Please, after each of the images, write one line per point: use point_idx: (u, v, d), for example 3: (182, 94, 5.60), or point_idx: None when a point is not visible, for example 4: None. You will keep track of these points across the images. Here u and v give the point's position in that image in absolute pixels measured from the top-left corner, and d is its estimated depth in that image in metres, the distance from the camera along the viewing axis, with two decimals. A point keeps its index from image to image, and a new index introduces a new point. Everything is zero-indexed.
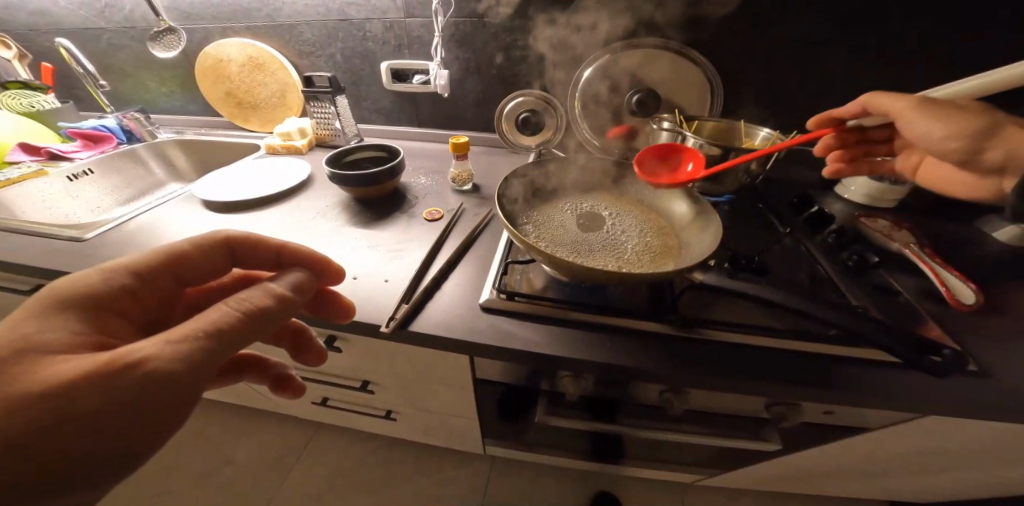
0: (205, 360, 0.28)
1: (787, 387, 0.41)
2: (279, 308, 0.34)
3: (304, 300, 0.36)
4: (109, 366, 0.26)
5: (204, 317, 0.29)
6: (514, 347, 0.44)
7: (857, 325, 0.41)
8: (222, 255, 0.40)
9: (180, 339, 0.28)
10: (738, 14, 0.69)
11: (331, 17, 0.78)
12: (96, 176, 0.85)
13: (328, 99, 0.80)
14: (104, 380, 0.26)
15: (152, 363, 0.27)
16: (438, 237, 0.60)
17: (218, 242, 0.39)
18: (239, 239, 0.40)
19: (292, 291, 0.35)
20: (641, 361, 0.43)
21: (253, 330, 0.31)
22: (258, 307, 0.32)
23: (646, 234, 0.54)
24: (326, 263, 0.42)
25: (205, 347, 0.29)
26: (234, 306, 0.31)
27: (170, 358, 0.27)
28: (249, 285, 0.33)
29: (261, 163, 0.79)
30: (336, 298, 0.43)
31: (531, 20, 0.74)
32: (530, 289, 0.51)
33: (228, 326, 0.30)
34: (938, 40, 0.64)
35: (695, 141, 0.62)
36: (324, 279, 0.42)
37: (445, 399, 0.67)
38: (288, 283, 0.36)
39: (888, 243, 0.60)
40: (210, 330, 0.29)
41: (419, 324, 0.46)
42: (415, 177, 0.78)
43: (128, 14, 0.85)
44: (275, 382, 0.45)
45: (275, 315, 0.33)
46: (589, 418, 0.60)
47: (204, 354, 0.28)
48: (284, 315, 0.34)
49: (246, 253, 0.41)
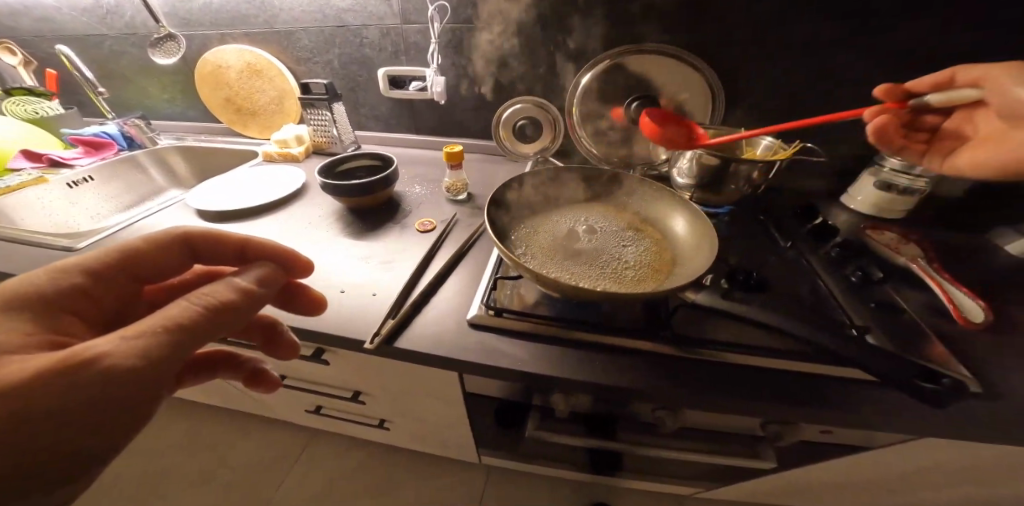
0: (167, 354, 0.28)
1: (782, 407, 0.40)
2: (244, 301, 0.33)
3: (270, 293, 0.36)
4: (63, 363, 0.25)
5: (163, 313, 0.29)
6: (501, 365, 0.43)
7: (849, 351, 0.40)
8: (182, 251, 0.40)
9: (136, 335, 0.27)
10: (741, 20, 0.67)
11: (328, 23, 0.78)
12: (96, 183, 0.86)
13: (325, 106, 0.80)
14: (57, 378, 0.25)
15: (109, 358, 0.26)
16: (430, 247, 0.60)
17: (176, 239, 0.39)
18: (197, 234, 0.40)
19: (258, 286, 0.34)
20: (631, 381, 0.42)
21: (217, 324, 0.31)
22: (221, 302, 0.31)
23: (641, 249, 0.53)
24: (293, 259, 0.40)
25: (166, 343, 0.28)
26: (196, 301, 0.30)
27: (127, 353, 0.27)
28: (212, 280, 0.32)
29: (257, 171, 0.80)
30: (306, 291, 0.44)
31: (528, 25, 0.73)
32: (520, 306, 0.50)
33: (190, 321, 0.29)
34: (949, 47, 0.61)
35: (696, 150, 0.61)
36: (293, 272, 0.41)
37: (437, 410, 0.66)
38: (252, 277, 0.35)
39: (894, 257, 0.58)
40: (170, 325, 0.28)
41: (403, 337, 0.46)
42: (410, 186, 0.77)
43: (129, 21, 0.86)
44: (251, 377, 0.46)
45: (240, 309, 0.32)
46: (582, 432, 0.59)
47: (164, 349, 0.28)
48: (250, 309, 0.33)
49: (208, 250, 0.41)
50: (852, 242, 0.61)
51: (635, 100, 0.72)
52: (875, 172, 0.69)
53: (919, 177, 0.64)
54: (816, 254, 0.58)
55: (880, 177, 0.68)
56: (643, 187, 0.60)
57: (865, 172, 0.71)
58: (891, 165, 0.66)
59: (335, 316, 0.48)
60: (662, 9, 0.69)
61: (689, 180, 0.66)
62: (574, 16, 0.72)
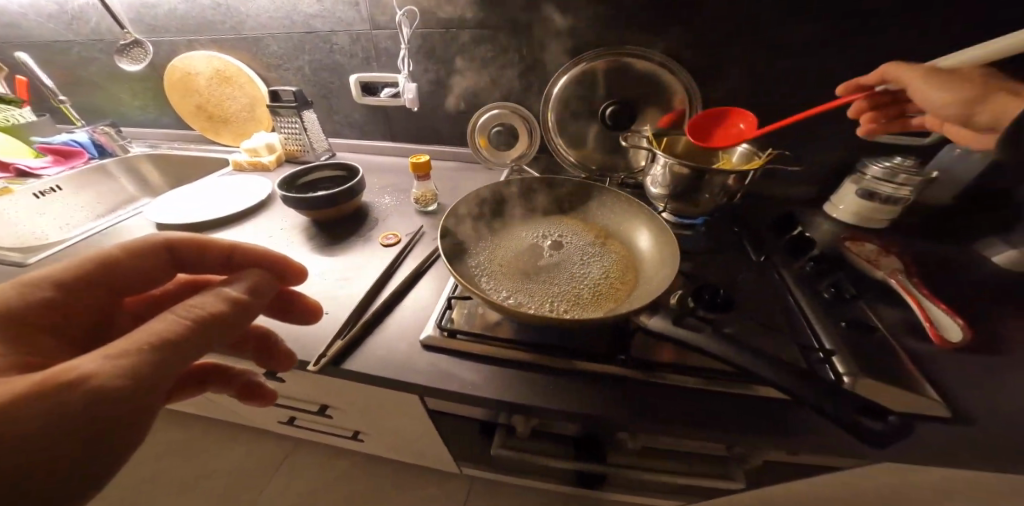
0: (156, 370, 0.26)
1: (735, 434, 0.39)
2: (236, 311, 0.32)
3: (263, 302, 0.34)
4: (47, 383, 0.23)
5: (153, 328, 0.27)
6: (450, 389, 0.42)
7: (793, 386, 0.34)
8: (162, 259, 0.38)
9: (125, 352, 0.26)
10: (720, 24, 0.64)
11: (296, 30, 0.76)
12: (65, 192, 0.84)
13: (294, 113, 0.78)
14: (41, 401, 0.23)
15: (94, 379, 0.24)
16: (394, 258, 0.59)
17: (157, 247, 0.37)
18: (181, 242, 0.38)
19: (250, 294, 0.33)
20: (583, 406, 0.41)
21: (209, 336, 0.29)
22: (211, 313, 0.30)
23: (605, 264, 0.51)
24: (285, 264, 0.39)
25: (155, 358, 0.26)
26: (184, 314, 0.29)
27: (113, 372, 0.25)
28: (201, 291, 0.31)
29: (225, 182, 0.79)
30: (301, 298, 0.44)
31: (500, 30, 0.71)
32: (477, 326, 0.48)
33: (179, 335, 0.28)
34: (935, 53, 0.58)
35: (666, 159, 0.59)
36: (288, 280, 0.39)
37: (405, 426, 0.65)
38: (243, 285, 0.33)
39: (873, 272, 0.56)
40: (161, 340, 0.27)
41: (343, 359, 0.44)
42: (379, 196, 0.75)
43: (95, 27, 0.84)
44: (245, 391, 0.43)
45: (230, 320, 0.31)
46: (548, 451, 0.57)
47: (152, 366, 0.26)
48: (241, 320, 0.32)
49: (192, 257, 0.39)
50: (828, 255, 0.59)
51: (610, 106, 0.70)
52: (857, 180, 0.66)
53: (902, 186, 0.61)
54: (790, 269, 0.57)
55: (862, 185, 0.65)
56: (613, 198, 0.59)
57: (848, 179, 0.69)
58: (872, 173, 0.64)
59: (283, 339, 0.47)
60: (637, 13, 0.66)
61: (662, 190, 0.63)
62: (547, 21, 0.69)
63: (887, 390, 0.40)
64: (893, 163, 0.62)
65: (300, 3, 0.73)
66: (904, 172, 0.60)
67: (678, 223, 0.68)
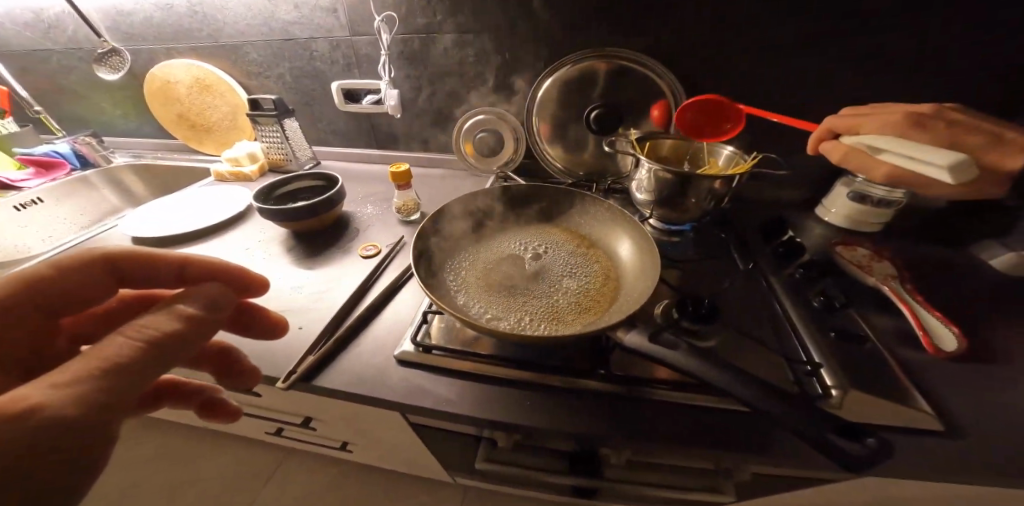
0: (112, 393, 0.22)
1: (718, 452, 0.37)
2: (196, 326, 0.27)
3: (225, 315, 0.30)
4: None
5: (97, 353, 0.23)
6: (424, 405, 0.41)
7: (767, 404, 0.31)
8: (102, 275, 0.34)
9: (66, 384, 0.21)
10: (706, 25, 0.62)
11: (275, 37, 0.75)
12: (46, 204, 0.83)
13: (274, 122, 0.77)
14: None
15: (34, 414, 0.20)
16: (373, 269, 0.57)
17: (93, 262, 0.33)
18: (123, 256, 0.34)
19: (207, 307, 0.28)
20: (561, 423, 0.40)
21: (171, 350, 0.25)
22: (166, 332, 0.25)
23: (586, 275, 0.50)
24: (245, 278, 0.36)
25: (102, 389, 0.22)
26: (134, 335, 0.24)
27: (52, 408, 0.20)
28: (150, 307, 0.26)
29: (204, 193, 0.78)
30: (263, 313, 0.41)
31: (482, 34, 0.70)
32: (455, 340, 0.47)
33: (131, 360, 0.23)
34: (926, 53, 0.57)
35: (650, 165, 0.58)
36: (247, 291, 0.37)
37: (389, 441, 0.63)
38: (201, 296, 0.28)
39: (865, 277, 0.55)
40: (110, 366, 0.23)
41: (310, 377, 0.43)
42: (362, 205, 0.74)
43: (72, 35, 0.83)
44: (205, 407, 0.41)
45: (194, 332, 0.27)
46: (534, 465, 0.56)
47: (102, 396, 0.22)
48: (204, 335, 0.28)
49: (140, 269, 0.35)
50: (818, 260, 0.58)
51: (595, 109, 0.69)
52: (848, 183, 0.65)
53: (894, 190, 0.60)
54: (779, 276, 0.55)
55: (853, 189, 0.64)
56: (596, 206, 0.57)
57: (838, 182, 0.67)
58: (863, 176, 0.62)
59: (254, 356, 0.45)
60: (621, 15, 0.64)
61: (647, 196, 0.62)
62: (529, 24, 0.68)
63: (877, 404, 0.38)
64: None
65: (278, 10, 0.71)
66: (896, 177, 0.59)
67: (665, 230, 0.67)
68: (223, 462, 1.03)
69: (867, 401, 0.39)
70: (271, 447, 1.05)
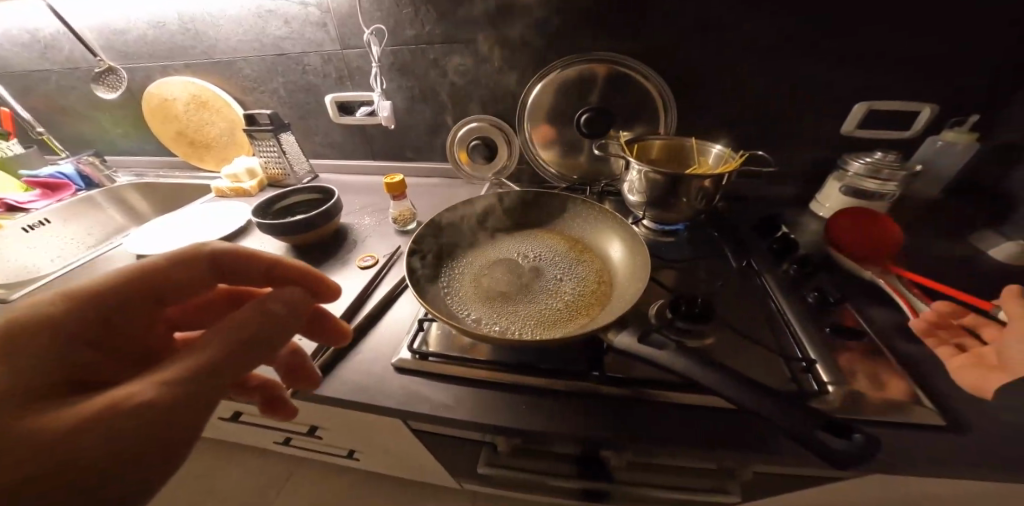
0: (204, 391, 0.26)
1: (713, 450, 0.38)
2: (271, 327, 0.30)
3: (299, 321, 0.32)
4: (101, 409, 0.24)
5: (192, 354, 0.27)
6: (421, 411, 0.42)
7: (760, 407, 0.30)
8: (205, 272, 0.36)
9: (164, 381, 0.25)
10: (691, 24, 0.63)
11: (267, 52, 0.76)
12: (53, 225, 0.85)
13: (271, 137, 0.78)
14: (88, 429, 0.23)
15: (145, 404, 0.24)
16: (371, 279, 0.58)
17: (198, 257, 0.36)
18: (222, 253, 0.37)
19: (285, 312, 0.31)
20: (557, 425, 0.40)
21: (252, 356, 0.28)
22: (247, 335, 0.29)
23: (579, 279, 0.50)
24: (323, 284, 0.40)
25: (188, 388, 0.26)
26: (223, 339, 0.28)
27: (152, 402, 0.24)
28: (241, 310, 0.29)
29: (207, 210, 0.80)
30: (332, 320, 0.43)
31: (469, 42, 0.71)
32: (450, 347, 0.48)
33: (215, 362, 0.27)
34: (932, 49, 0.57)
35: (639, 167, 0.58)
36: (321, 296, 0.40)
37: (393, 448, 0.63)
38: (282, 301, 0.31)
39: (860, 271, 0.55)
40: (199, 367, 0.26)
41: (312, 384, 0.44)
42: (359, 217, 0.75)
43: (70, 55, 0.85)
44: (267, 404, 0.41)
45: (272, 339, 0.30)
46: (537, 468, 0.56)
47: (191, 395, 0.26)
48: (280, 338, 0.30)
49: (235, 266, 0.37)
50: (812, 257, 0.58)
51: (585, 113, 0.70)
52: (840, 177, 0.65)
53: (887, 182, 0.60)
54: (775, 274, 0.55)
55: (846, 183, 0.64)
56: (587, 209, 0.58)
57: (831, 177, 0.68)
58: (854, 170, 0.62)
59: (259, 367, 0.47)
60: (606, 18, 0.65)
61: (639, 197, 0.62)
62: (514, 29, 0.69)
63: (867, 397, 0.38)
64: (875, 159, 0.61)
65: (268, 26, 0.73)
66: (887, 168, 0.59)
67: (660, 230, 0.67)
68: (234, 474, 1.04)
69: (858, 394, 0.39)
70: (281, 456, 1.06)
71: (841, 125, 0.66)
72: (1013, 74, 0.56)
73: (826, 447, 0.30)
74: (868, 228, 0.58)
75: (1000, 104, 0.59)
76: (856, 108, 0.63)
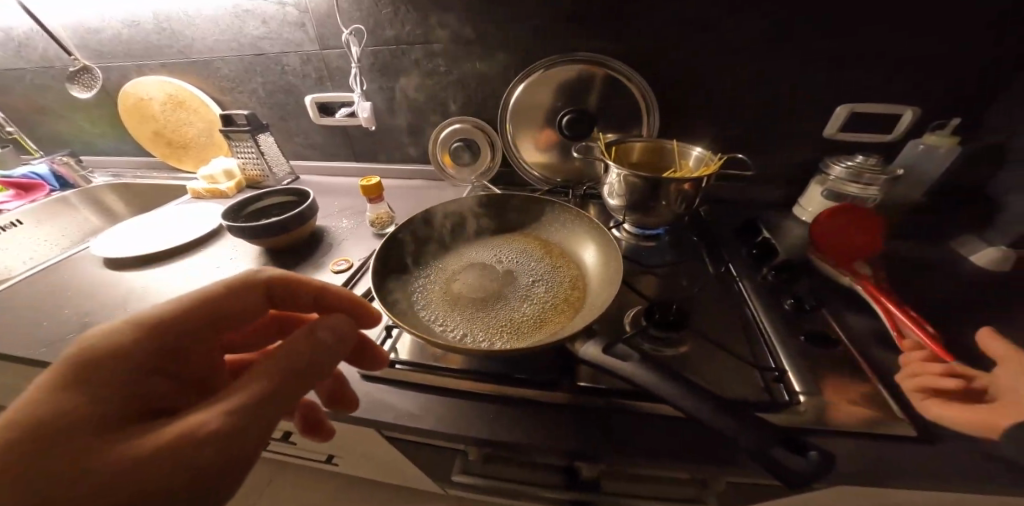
0: (264, 421, 0.26)
1: (683, 462, 0.37)
2: (320, 354, 0.30)
3: (345, 347, 0.32)
4: (173, 439, 0.24)
5: (252, 383, 0.27)
6: (385, 420, 0.40)
7: (722, 422, 0.29)
8: (258, 298, 0.36)
9: (228, 411, 0.25)
10: (675, 27, 0.62)
11: (245, 51, 0.75)
12: (26, 226, 0.83)
13: (248, 138, 0.77)
14: (162, 458, 0.24)
15: (211, 436, 0.25)
16: (344, 283, 0.57)
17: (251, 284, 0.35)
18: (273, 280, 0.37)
19: (332, 338, 0.31)
20: (524, 437, 0.39)
21: (305, 383, 0.28)
22: (301, 364, 0.29)
23: (556, 286, 0.49)
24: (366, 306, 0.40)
25: (249, 417, 0.26)
26: (278, 367, 0.28)
27: (216, 432, 0.25)
28: (291, 337, 0.29)
29: (182, 211, 0.78)
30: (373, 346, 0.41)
31: (451, 43, 0.70)
32: (419, 355, 0.46)
33: (271, 391, 0.27)
34: (930, 49, 0.56)
35: (617, 170, 0.58)
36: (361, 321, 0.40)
37: (367, 457, 0.62)
38: (329, 328, 0.31)
39: (839, 277, 0.54)
40: (260, 396, 0.27)
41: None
42: (337, 219, 0.73)
43: (43, 53, 0.84)
44: (305, 423, 0.41)
45: (321, 366, 0.30)
46: (513, 478, 0.54)
47: (252, 424, 0.26)
48: (329, 364, 0.30)
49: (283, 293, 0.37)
50: (792, 262, 0.57)
51: (566, 114, 0.70)
52: (823, 181, 0.65)
53: (869, 185, 0.59)
54: (753, 279, 0.55)
55: (828, 186, 0.64)
56: (565, 214, 0.58)
57: (813, 180, 0.67)
58: (836, 174, 0.61)
59: None
60: (590, 19, 0.64)
61: (620, 201, 0.61)
62: (497, 29, 0.68)
63: (840, 407, 0.38)
64: (858, 162, 0.59)
65: (246, 26, 0.72)
66: (868, 171, 0.58)
67: (641, 235, 0.67)
68: None
69: (833, 403, 0.38)
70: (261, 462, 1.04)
71: (824, 128, 0.65)
72: (1010, 75, 0.55)
73: (783, 467, 0.29)
74: (853, 230, 0.57)
75: (986, 107, 0.58)
76: (839, 110, 0.62)
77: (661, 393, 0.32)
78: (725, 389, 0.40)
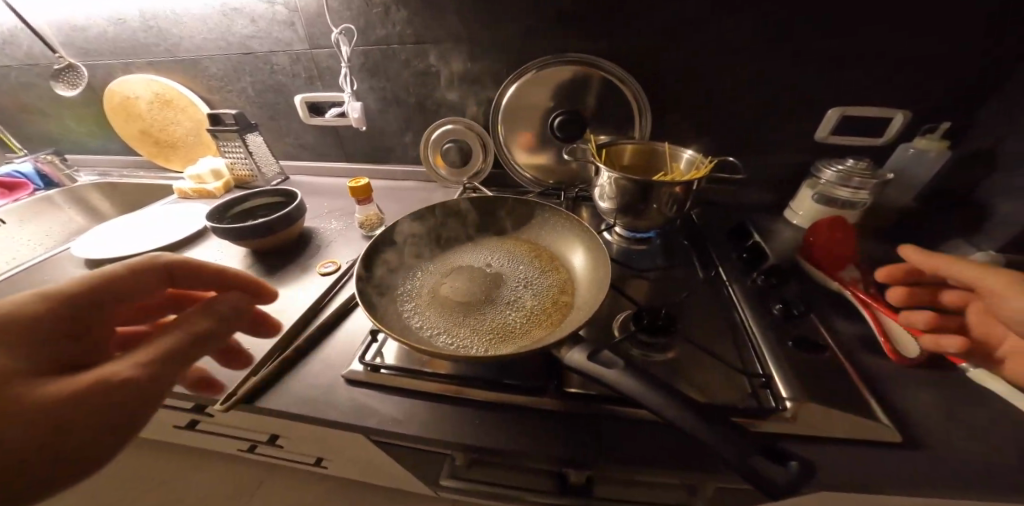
0: (175, 368, 0.31)
1: (671, 469, 0.36)
2: (220, 324, 0.35)
3: (241, 321, 0.38)
4: (87, 386, 0.27)
5: (160, 340, 0.31)
6: (370, 425, 0.40)
7: (709, 431, 0.29)
8: (156, 279, 0.40)
9: (145, 362, 0.29)
10: (670, 30, 0.62)
11: (234, 50, 0.74)
12: (10, 225, 0.81)
13: (236, 137, 0.76)
14: (77, 400, 0.26)
15: (125, 385, 0.28)
16: (331, 286, 0.56)
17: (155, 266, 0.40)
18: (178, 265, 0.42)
19: (231, 311, 0.37)
20: (511, 442, 0.39)
21: (206, 345, 0.34)
22: (205, 329, 0.34)
23: (542, 290, 0.48)
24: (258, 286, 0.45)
25: (160, 368, 0.30)
26: (184, 331, 0.33)
27: (134, 378, 0.28)
28: (192, 311, 0.35)
29: (168, 211, 0.77)
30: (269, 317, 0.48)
31: (443, 43, 0.69)
32: (405, 359, 0.45)
33: (178, 347, 0.32)
34: (931, 49, 0.56)
35: (610, 173, 0.57)
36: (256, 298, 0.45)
37: (354, 462, 0.61)
38: (227, 304, 0.37)
39: (828, 282, 0.54)
40: (165, 352, 0.31)
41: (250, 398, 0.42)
42: (325, 220, 0.72)
43: (28, 51, 0.82)
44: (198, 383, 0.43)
45: (221, 332, 0.35)
46: (501, 483, 0.54)
47: (164, 375, 0.30)
48: (227, 332, 0.36)
49: (186, 275, 0.42)
50: (784, 266, 0.57)
51: (559, 116, 0.70)
52: (813, 185, 0.65)
53: (858, 189, 0.59)
54: (742, 283, 0.55)
55: (818, 190, 0.64)
56: (556, 218, 0.57)
57: (804, 184, 0.68)
58: (827, 177, 0.62)
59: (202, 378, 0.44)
60: (584, 20, 0.64)
61: (611, 204, 0.61)
62: (491, 30, 0.67)
63: (828, 413, 0.37)
64: (848, 166, 0.59)
65: (234, 24, 0.71)
66: (858, 175, 0.58)
67: (632, 238, 0.66)
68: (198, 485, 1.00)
69: (821, 408, 0.38)
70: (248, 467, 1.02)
71: (816, 131, 0.66)
72: (1009, 75, 0.55)
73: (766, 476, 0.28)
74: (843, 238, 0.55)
75: (976, 112, 0.59)
76: (830, 114, 0.63)
77: (645, 400, 0.31)
78: (712, 395, 0.40)
